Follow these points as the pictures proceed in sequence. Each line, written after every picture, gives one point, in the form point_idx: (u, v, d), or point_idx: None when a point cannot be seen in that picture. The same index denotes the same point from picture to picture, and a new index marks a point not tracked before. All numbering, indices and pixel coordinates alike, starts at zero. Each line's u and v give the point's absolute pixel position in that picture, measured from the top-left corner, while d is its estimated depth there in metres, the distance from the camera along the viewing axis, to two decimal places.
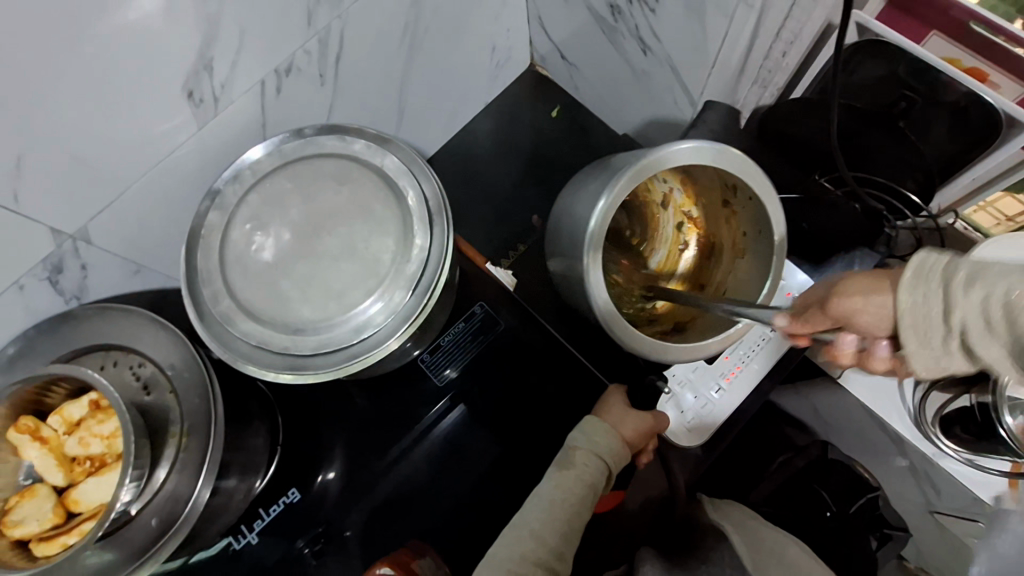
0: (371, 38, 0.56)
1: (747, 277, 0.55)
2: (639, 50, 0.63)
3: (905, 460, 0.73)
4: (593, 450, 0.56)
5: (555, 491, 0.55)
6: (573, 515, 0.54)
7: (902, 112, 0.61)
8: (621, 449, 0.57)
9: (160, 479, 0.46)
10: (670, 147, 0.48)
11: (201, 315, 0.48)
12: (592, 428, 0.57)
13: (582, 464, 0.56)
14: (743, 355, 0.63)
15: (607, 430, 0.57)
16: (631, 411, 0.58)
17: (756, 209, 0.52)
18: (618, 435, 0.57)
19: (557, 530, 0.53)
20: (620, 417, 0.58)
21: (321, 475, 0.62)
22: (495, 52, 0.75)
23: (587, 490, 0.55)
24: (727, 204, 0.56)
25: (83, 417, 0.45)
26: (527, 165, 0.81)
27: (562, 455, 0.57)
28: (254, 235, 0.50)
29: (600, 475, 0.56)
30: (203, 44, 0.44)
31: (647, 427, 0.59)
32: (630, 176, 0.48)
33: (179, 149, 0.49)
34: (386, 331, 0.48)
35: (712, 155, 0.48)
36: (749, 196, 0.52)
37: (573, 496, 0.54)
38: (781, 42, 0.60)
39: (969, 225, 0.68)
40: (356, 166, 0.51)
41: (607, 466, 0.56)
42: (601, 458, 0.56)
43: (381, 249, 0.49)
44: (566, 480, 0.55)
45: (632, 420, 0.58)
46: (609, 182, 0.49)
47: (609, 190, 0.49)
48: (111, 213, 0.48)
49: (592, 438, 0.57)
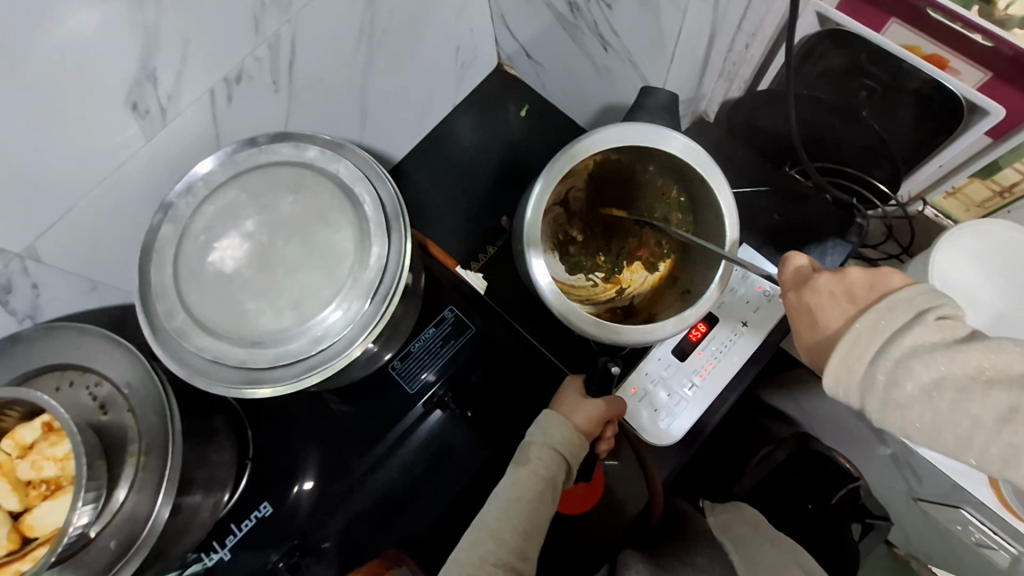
0: (324, 43, 0.55)
1: (705, 259, 0.54)
2: (600, 46, 0.62)
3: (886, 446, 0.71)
4: (547, 443, 0.57)
5: (513, 488, 0.55)
6: (532, 513, 0.54)
7: (864, 101, 0.61)
8: (576, 442, 0.57)
9: (119, 499, 0.45)
10: (589, 134, 0.51)
11: (157, 331, 0.48)
12: (545, 420, 0.57)
13: (537, 458, 0.56)
14: (715, 351, 0.62)
15: (560, 422, 0.57)
16: (584, 401, 0.58)
17: (709, 192, 0.53)
18: (571, 427, 0.56)
19: (515, 528, 0.54)
20: (573, 408, 0.58)
21: (296, 486, 0.60)
22: (460, 52, 0.75)
23: (545, 485, 0.55)
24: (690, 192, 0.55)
25: (36, 440, 0.44)
26: (498, 165, 0.81)
27: (518, 451, 0.58)
28: (210, 246, 0.49)
29: (557, 468, 0.56)
30: (144, 54, 0.43)
31: (600, 414, 0.58)
32: (556, 165, 0.52)
33: (129, 162, 0.48)
34: (346, 339, 0.47)
35: (648, 138, 0.51)
36: (701, 181, 0.53)
37: (529, 492, 0.55)
38: (743, 34, 0.59)
39: (940, 212, 0.68)
40: (308, 173, 0.50)
41: (562, 458, 0.57)
42: (555, 450, 0.56)
43: (340, 256, 0.48)
44: (523, 477, 0.55)
45: (585, 409, 0.58)
46: (549, 164, 0.52)
47: (545, 174, 0.52)
48: (60, 231, 0.47)
49: (546, 432, 0.57)
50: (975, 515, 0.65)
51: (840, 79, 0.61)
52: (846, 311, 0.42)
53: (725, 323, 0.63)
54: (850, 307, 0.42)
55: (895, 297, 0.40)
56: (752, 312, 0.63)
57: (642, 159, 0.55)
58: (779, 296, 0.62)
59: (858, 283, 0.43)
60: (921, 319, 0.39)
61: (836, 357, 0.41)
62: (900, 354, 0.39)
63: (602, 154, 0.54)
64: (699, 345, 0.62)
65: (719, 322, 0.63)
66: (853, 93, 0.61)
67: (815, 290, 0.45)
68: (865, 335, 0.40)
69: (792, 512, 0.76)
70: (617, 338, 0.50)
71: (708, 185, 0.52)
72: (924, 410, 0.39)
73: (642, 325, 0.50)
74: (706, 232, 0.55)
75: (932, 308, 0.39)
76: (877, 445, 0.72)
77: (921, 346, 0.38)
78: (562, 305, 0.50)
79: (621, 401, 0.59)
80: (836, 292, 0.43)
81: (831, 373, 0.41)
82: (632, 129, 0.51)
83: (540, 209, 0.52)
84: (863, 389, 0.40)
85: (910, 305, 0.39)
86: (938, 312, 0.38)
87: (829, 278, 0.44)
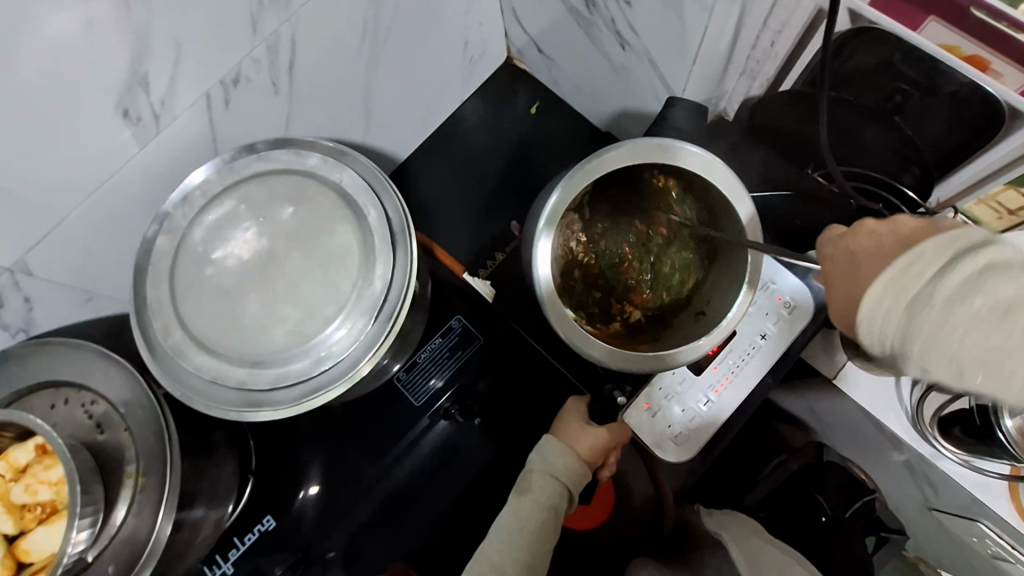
0: (325, 42, 0.52)
1: (722, 280, 0.52)
2: (617, 44, 0.59)
3: (902, 456, 0.71)
4: (547, 471, 0.56)
5: (514, 518, 0.55)
6: (536, 541, 0.54)
7: (898, 106, 0.58)
8: (578, 470, 0.56)
9: (118, 521, 0.44)
10: (608, 146, 0.48)
11: (153, 350, 0.45)
12: (548, 447, 0.56)
13: (540, 487, 0.55)
14: (731, 366, 0.59)
15: (562, 450, 0.56)
16: (587, 429, 0.56)
17: (733, 215, 0.50)
18: (574, 456, 0.56)
19: (519, 559, 0.54)
20: (577, 435, 0.56)
21: (301, 493, 0.59)
22: (468, 47, 0.71)
23: (546, 514, 0.55)
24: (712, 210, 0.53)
25: (30, 462, 0.42)
26: (507, 165, 0.78)
27: (520, 478, 0.57)
28: (208, 260, 0.47)
29: (559, 497, 0.56)
30: (134, 59, 0.40)
31: (603, 443, 0.56)
32: (576, 175, 0.48)
33: (122, 169, 0.45)
34: (350, 359, 0.45)
35: (669, 155, 0.48)
36: (724, 201, 0.50)
37: (532, 521, 0.54)
38: (769, 31, 0.55)
39: (969, 218, 0.64)
40: (310, 182, 0.48)
41: (565, 486, 0.56)
42: (557, 478, 0.56)
43: (342, 273, 0.46)
44: (524, 507, 0.55)
45: (587, 436, 0.56)
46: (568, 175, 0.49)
47: (561, 184, 0.48)
48: (50, 244, 0.45)
49: (547, 459, 0.56)
50: (993, 529, 0.66)
51: (871, 81, 0.58)
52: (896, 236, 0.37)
53: (743, 338, 0.60)
54: (890, 244, 0.37)
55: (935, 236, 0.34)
56: (772, 324, 0.60)
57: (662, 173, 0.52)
58: (802, 305, 0.60)
59: (908, 226, 0.37)
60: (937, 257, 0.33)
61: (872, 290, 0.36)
62: (971, 270, 0.30)
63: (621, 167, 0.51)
64: (715, 359, 0.59)
65: (737, 335, 0.60)
66: (886, 96, 0.58)
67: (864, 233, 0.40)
68: (924, 256, 0.33)
69: (804, 527, 0.72)
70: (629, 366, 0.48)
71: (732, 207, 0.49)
72: (989, 333, 0.29)
73: (653, 355, 0.48)
74: (725, 254, 0.52)
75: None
76: (891, 453, 0.72)
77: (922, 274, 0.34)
78: (570, 330, 0.47)
79: (624, 427, 0.58)
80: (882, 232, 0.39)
81: (870, 296, 0.34)
82: (652, 145, 0.48)
83: (555, 219, 0.49)
84: (910, 309, 0.32)
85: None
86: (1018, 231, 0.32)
87: (876, 223, 0.39)
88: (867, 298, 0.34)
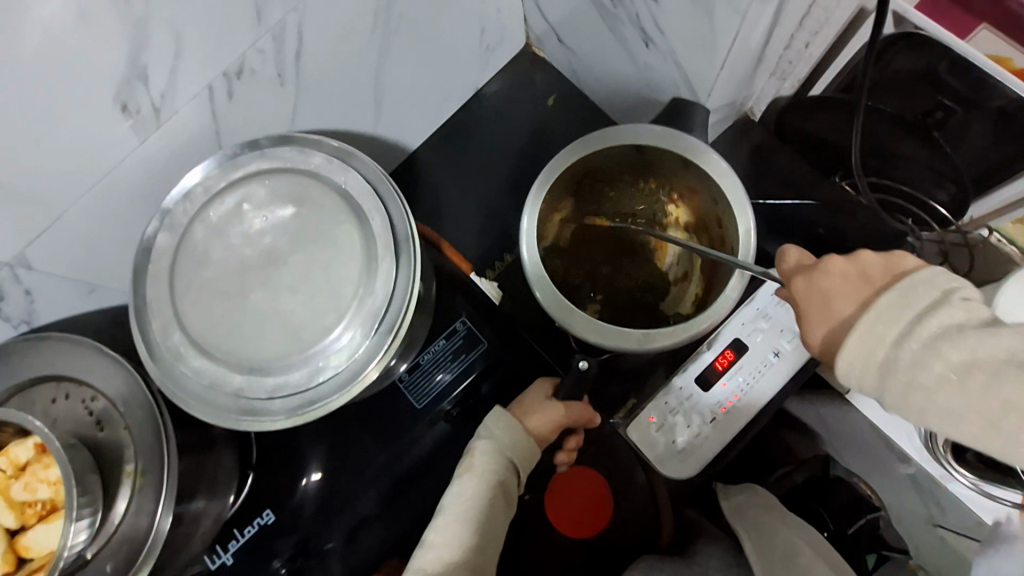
0: (331, 31, 0.50)
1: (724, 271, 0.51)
2: (641, 41, 0.56)
3: (909, 469, 0.68)
4: (492, 447, 0.53)
5: (462, 496, 0.50)
6: (484, 521, 0.49)
7: (938, 122, 0.55)
8: (526, 442, 0.54)
9: (116, 519, 0.44)
10: (601, 130, 0.50)
11: (151, 352, 0.45)
12: (491, 424, 0.55)
13: (483, 462, 0.52)
14: (741, 382, 0.57)
15: (509, 424, 0.55)
16: (542, 404, 0.56)
17: (733, 219, 0.50)
18: (522, 429, 0.54)
19: (465, 545, 0.48)
20: (529, 410, 0.56)
21: (304, 478, 0.59)
22: (485, 33, 0.68)
23: (493, 491, 0.51)
24: (721, 225, 0.52)
25: (30, 460, 0.42)
26: (520, 157, 0.75)
27: (460, 459, 0.54)
28: (207, 261, 0.46)
29: (509, 471, 0.53)
30: (133, 51, 0.38)
31: (555, 416, 0.56)
32: (570, 154, 0.51)
33: (124, 162, 0.44)
34: (350, 371, 0.44)
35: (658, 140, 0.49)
36: (728, 208, 0.50)
37: (477, 501, 0.50)
38: (805, 32, 0.52)
39: (1004, 239, 0.59)
40: (314, 183, 0.46)
41: (512, 460, 0.54)
42: (504, 453, 0.53)
43: (344, 281, 0.45)
44: (467, 487, 0.51)
45: (541, 409, 0.56)
46: (561, 153, 0.51)
47: (556, 160, 0.50)
48: (50, 237, 0.44)
49: (491, 435, 0.54)
50: None
51: (911, 88, 0.54)
52: (856, 296, 0.42)
53: (755, 354, 0.57)
54: (865, 290, 0.42)
55: (900, 289, 0.39)
56: (785, 342, 0.57)
57: (662, 160, 0.52)
58: None
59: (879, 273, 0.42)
60: (946, 303, 0.37)
61: (854, 336, 0.39)
62: (927, 337, 0.37)
63: (612, 158, 0.53)
64: (724, 375, 0.57)
65: (747, 352, 0.58)
66: (927, 111, 0.55)
67: (827, 272, 0.44)
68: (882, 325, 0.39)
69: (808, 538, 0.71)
70: (609, 342, 0.47)
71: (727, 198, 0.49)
72: (948, 394, 0.37)
73: (645, 333, 0.48)
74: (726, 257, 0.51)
75: (957, 290, 0.38)
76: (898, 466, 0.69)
77: (949, 327, 0.37)
78: (558, 303, 0.48)
79: (585, 407, 0.57)
80: (849, 273, 0.43)
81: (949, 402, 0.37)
82: (647, 130, 0.50)
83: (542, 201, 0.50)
84: (883, 372, 0.39)
85: (934, 283, 0.38)
86: (963, 293, 0.37)
87: (842, 263, 0.44)
88: (842, 357, 0.40)
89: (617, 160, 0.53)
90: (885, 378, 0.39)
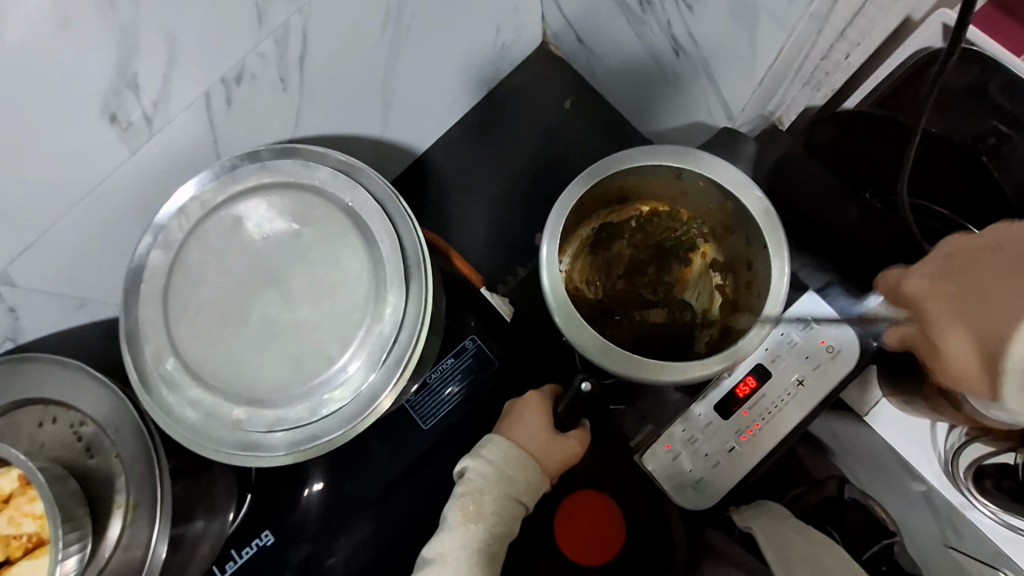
0: (340, 34, 0.46)
1: (751, 309, 0.47)
2: (671, 49, 0.52)
3: (922, 487, 0.60)
4: (504, 492, 0.50)
5: (462, 547, 0.48)
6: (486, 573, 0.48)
7: (989, 149, 0.53)
8: (538, 484, 0.52)
9: (107, 553, 0.42)
10: (623, 152, 0.46)
11: (144, 379, 0.42)
12: (494, 458, 0.51)
13: (485, 506, 0.49)
14: (763, 410, 0.54)
15: (523, 465, 0.51)
16: (552, 441, 0.53)
17: (766, 262, 0.46)
18: (536, 471, 0.51)
19: None
20: (538, 448, 0.53)
21: (306, 489, 0.56)
22: (501, 32, 0.64)
23: (498, 539, 0.49)
24: (749, 268, 0.49)
25: (13, 491, 0.40)
26: (534, 161, 0.71)
27: (462, 498, 0.50)
28: (204, 281, 0.43)
29: (512, 514, 0.50)
30: (120, 58, 0.35)
31: (562, 453, 0.53)
32: (596, 171, 0.47)
33: (113, 174, 0.40)
34: (354, 408, 0.41)
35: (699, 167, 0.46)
36: (761, 248, 0.46)
37: (481, 552, 0.48)
38: (844, 45, 0.46)
39: None
40: (319, 201, 0.44)
41: (515, 499, 0.50)
42: (516, 498, 0.50)
43: (350, 308, 0.42)
44: (471, 536, 0.48)
45: (543, 441, 0.53)
46: (589, 168, 0.47)
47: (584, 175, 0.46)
48: (34, 253, 0.41)
49: (502, 477, 0.50)
50: None
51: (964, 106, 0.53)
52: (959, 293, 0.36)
53: (778, 381, 0.55)
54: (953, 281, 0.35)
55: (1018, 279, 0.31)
56: (811, 369, 0.54)
57: (692, 187, 0.49)
58: (847, 351, 0.54)
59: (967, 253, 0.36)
60: None
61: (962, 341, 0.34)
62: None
63: (639, 178, 0.49)
64: (745, 403, 0.55)
65: (771, 378, 0.55)
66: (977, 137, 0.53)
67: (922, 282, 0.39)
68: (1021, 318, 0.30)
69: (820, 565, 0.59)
70: (611, 366, 0.44)
71: (761, 232, 0.45)
72: None
73: (670, 366, 0.43)
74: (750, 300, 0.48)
75: None
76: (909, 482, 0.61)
77: None
78: (573, 326, 0.44)
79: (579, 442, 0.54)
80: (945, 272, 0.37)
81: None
82: (677, 152, 0.46)
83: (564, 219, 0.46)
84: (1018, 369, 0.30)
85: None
86: None
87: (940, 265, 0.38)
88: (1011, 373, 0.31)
89: (641, 180, 0.50)
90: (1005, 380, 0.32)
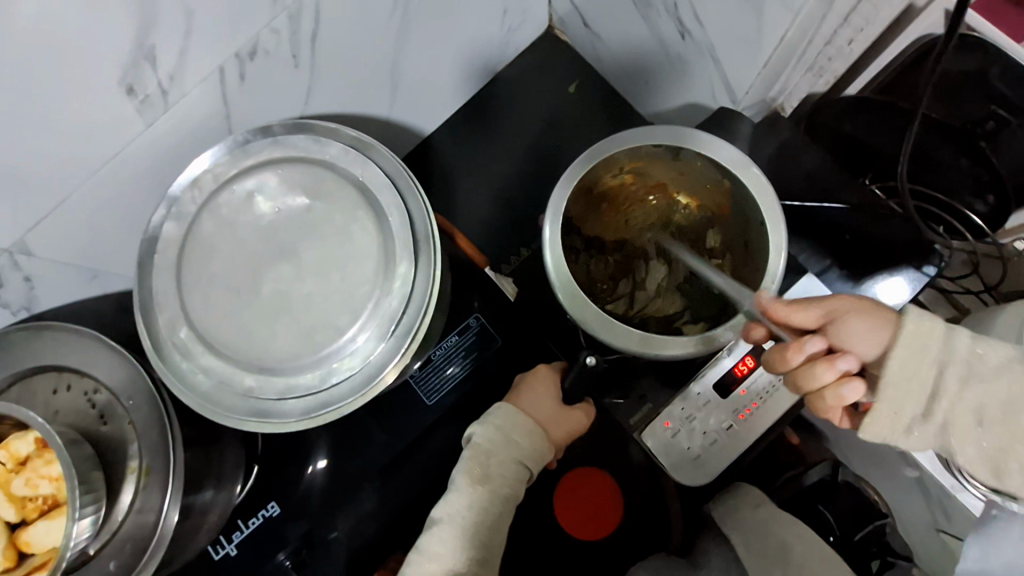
0: (352, 11, 0.47)
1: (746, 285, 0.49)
2: (676, 32, 0.53)
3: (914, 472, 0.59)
4: (511, 454, 0.52)
5: (469, 507, 0.50)
6: (492, 529, 0.50)
7: (988, 133, 0.55)
8: (543, 449, 0.53)
9: (119, 517, 0.43)
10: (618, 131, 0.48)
11: (157, 347, 0.43)
12: (501, 423, 0.52)
13: (491, 468, 0.51)
14: (761, 389, 0.56)
15: (529, 431, 0.53)
16: (556, 413, 0.54)
17: (763, 238, 0.47)
18: (541, 437, 0.53)
19: (471, 554, 0.49)
20: (543, 416, 0.54)
21: (310, 466, 0.57)
22: (507, 14, 0.64)
23: (505, 500, 0.51)
24: (747, 247, 0.50)
25: (30, 454, 0.41)
26: (538, 145, 0.72)
27: (470, 459, 0.51)
28: (212, 252, 0.44)
29: (517, 476, 0.52)
30: (140, 30, 0.35)
31: (564, 425, 0.55)
32: (596, 152, 0.48)
33: (129, 145, 0.41)
34: (364, 377, 0.42)
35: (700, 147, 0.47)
36: (759, 224, 0.47)
37: (486, 509, 0.50)
38: (848, 30, 0.47)
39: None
40: (330, 176, 0.45)
41: (519, 462, 0.52)
42: (522, 461, 0.52)
43: (359, 280, 0.43)
44: (479, 496, 0.50)
45: (547, 412, 0.54)
46: (593, 147, 0.48)
47: (588, 151, 0.48)
48: (49, 223, 0.42)
49: (508, 441, 0.52)
50: None
51: (962, 96, 0.54)
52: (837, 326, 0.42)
53: None
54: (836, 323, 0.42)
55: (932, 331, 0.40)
56: None
57: (693, 168, 0.50)
58: None
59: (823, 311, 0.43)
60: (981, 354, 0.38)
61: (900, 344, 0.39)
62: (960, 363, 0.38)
63: (635, 160, 0.51)
64: (744, 382, 0.56)
65: None
66: (977, 122, 0.55)
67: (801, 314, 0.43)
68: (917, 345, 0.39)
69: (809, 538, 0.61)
70: (615, 341, 0.45)
71: (757, 207, 0.47)
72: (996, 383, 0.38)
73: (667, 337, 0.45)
74: (747, 274, 0.49)
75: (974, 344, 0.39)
76: (902, 467, 0.61)
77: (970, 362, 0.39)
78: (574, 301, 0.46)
79: (582, 419, 0.56)
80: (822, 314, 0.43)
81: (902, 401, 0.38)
82: (676, 132, 0.48)
83: (566, 194, 0.48)
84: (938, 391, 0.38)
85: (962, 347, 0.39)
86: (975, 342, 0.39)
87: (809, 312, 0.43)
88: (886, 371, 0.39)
89: (640, 161, 0.51)
90: (917, 361, 0.38)
